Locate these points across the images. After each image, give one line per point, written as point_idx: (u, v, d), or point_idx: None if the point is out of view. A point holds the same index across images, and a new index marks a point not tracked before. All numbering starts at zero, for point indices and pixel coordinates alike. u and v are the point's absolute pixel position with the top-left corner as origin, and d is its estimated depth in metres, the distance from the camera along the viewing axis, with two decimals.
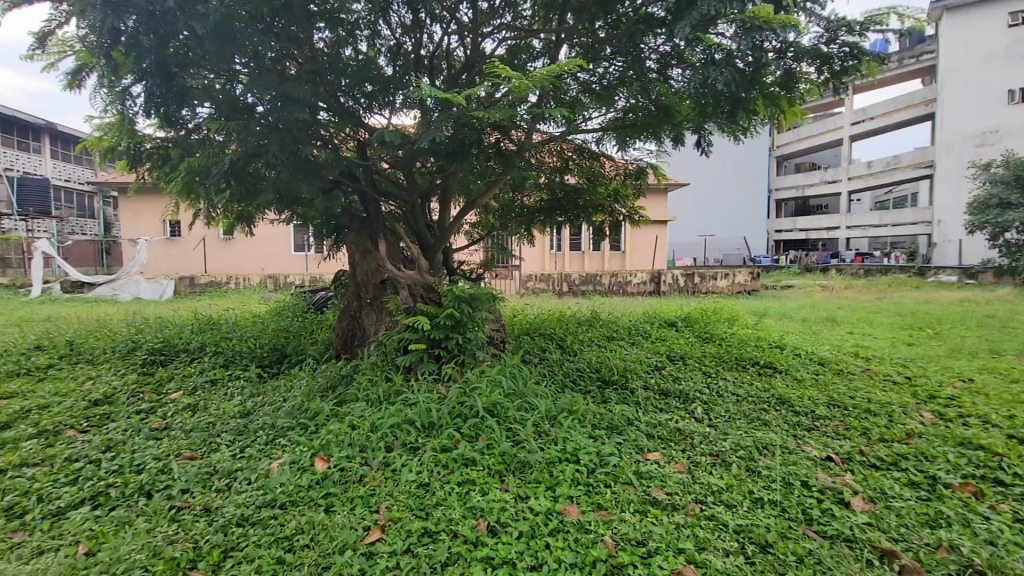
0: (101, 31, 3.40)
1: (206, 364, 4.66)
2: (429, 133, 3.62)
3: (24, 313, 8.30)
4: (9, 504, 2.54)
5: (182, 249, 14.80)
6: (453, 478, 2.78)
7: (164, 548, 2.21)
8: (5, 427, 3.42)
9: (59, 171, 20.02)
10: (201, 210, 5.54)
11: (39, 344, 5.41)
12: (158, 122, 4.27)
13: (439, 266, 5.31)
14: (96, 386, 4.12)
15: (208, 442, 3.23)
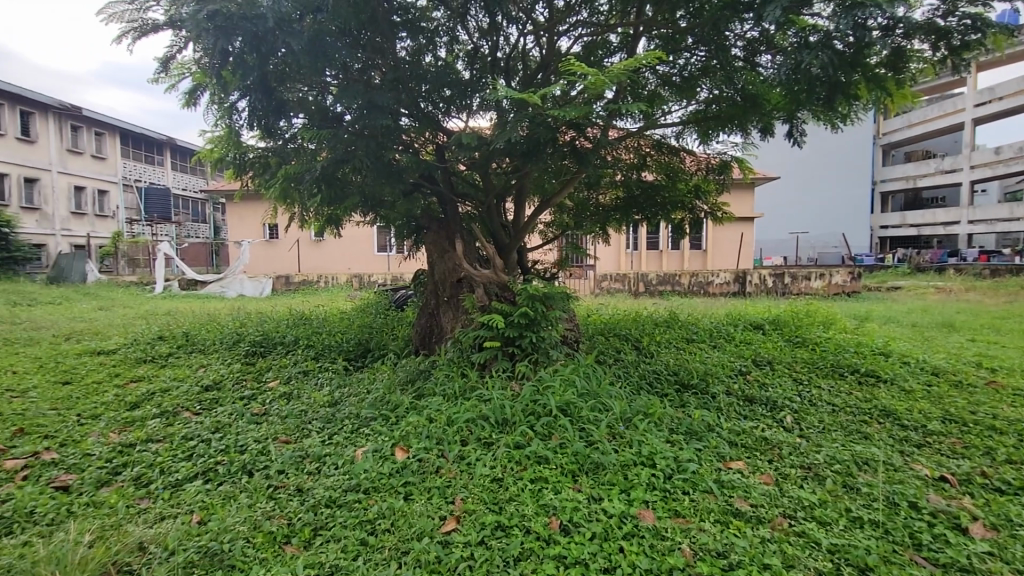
0: (212, 54, 3.78)
1: (299, 357, 5.03)
2: (505, 134, 3.67)
3: (149, 307, 9.40)
4: (138, 474, 2.89)
5: (279, 250, 16.09)
6: (526, 474, 2.80)
7: (263, 523, 2.41)
8: (134, 406, 3.89)
9: (177, 181, 22.46)
10: (295, 213, 6.00)
11: (162, 335, 6.12)
12: (260, 133, 4.67)
13: (513, 266, 5.37)
14: (208, 374, 4.59)
15: (301, 428, 3.48)
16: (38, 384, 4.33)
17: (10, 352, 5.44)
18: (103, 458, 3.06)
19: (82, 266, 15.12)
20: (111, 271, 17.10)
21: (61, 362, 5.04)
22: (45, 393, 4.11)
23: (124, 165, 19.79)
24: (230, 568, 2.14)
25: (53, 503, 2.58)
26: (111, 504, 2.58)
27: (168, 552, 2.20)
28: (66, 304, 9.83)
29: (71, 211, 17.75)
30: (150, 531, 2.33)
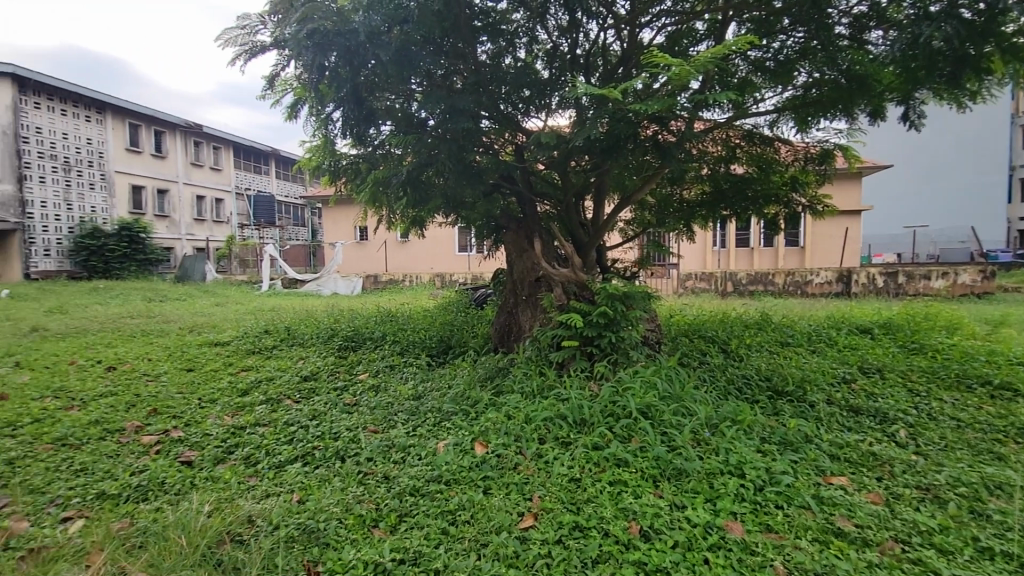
0: (311, 70, 4.08)
1: (387, 351, 5.31)
2: (584, 131, 3.63)
3: (257, 304, 10.37)
4: (247, 454, 3.19)
5: (368, 251, 17.07)
6: (605, 476, 2.75)
7: (353, 506, 2.57)
8: (245, 392, 4.31)
9: (280, 188, 24.54)
10: (384, 216, 6.34)
11: (268, 328, 6.72)
12: (352, 141, 4.98)
13: (593, 264, 5.29)
14: (306, 365, 4.98)
15: (388, 419, 3.66)
16: (168, 370, 4.93)
17: (147, 342, 6.23)
18: (220, 437, 3.41)
19: (202, 266, 16.93)
20: (226, 271, 19.05)
21: (186, 351, 5.70)
22: (174, 378, 4.67)
23: (236, 175, 21.95)
24: (324, 545, 2.30)
25: (180, 475, 2.92)
26: (226, 480, 2.88)
27: (272, 526, 2.41)
28: (190, 300, 11.11)
29: (194, 218, 19.98)
30: (258, 506, 2.57)
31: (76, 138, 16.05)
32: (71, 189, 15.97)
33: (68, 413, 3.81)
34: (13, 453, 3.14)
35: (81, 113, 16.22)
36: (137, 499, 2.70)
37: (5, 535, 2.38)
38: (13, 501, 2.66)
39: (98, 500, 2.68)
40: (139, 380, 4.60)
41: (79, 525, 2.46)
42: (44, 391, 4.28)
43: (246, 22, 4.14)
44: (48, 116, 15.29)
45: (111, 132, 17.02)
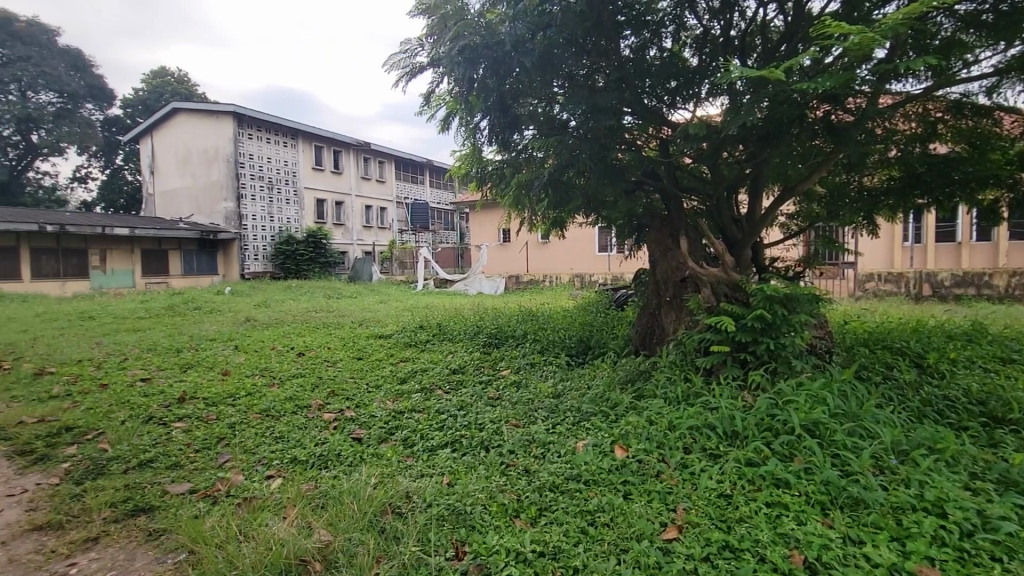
0: (461, 82, 4.36)
1: (528, 350, 5.46)
2: (738, 119, 3.34)
3: (413, 302, 11.45)
4: (405, 436, 3.52)
5: (511, 253, 17.75)
6: (760, 496, 2.50)
7: (497, 495, 2.68)
8: (403, 381, 4.78)
9: (433, 196, 26.69)
10: (526, 218, 6.53)
11: (422, 324, 7.36)
12: (498, 147, 5.22)
13: (747, 263, 4.84)
14: (455, 359, 5.35)
15: (528, 415, 3.76)
16: (343, 358, 5.68)
17: (327, 333, 7.25)
18: (383, 419, 3.83)
19: (369, 267, 19.11)
20: (388, 272, 21.34)
21: (357, 342, 6.50)
22: (348, 364, 5.36)
23: (397, 186, 24.43)
24: (471, 527, 2.43)
25: (352, 449, 3.33)
26: (388, 457, 3.21)
27: (426, 504, 2.62)
28: (359, 297, 12.69)
29: (363, 225, 22.72)
30: (414, 483, 2.82)
31: (277, 161, 19.29)
32: (273, 204, 19.26)
33: (270, 389, 4.59)
34: (234, 418, 3.89)
35: (280, 140, 19.44)
36: (319, 466, 3.14)
37: (228, 485, 2.95)
38: (233, 457, 3.29)
39: (291, 464, 3.18)
40: (321, 365, 5.37)
41: (278, 483, 2.94)
42: (255, 369, 5.23)
43: (407, 46, 4.58)
44: (257, 144, 18.59)
45: (301, 154, 20.11)
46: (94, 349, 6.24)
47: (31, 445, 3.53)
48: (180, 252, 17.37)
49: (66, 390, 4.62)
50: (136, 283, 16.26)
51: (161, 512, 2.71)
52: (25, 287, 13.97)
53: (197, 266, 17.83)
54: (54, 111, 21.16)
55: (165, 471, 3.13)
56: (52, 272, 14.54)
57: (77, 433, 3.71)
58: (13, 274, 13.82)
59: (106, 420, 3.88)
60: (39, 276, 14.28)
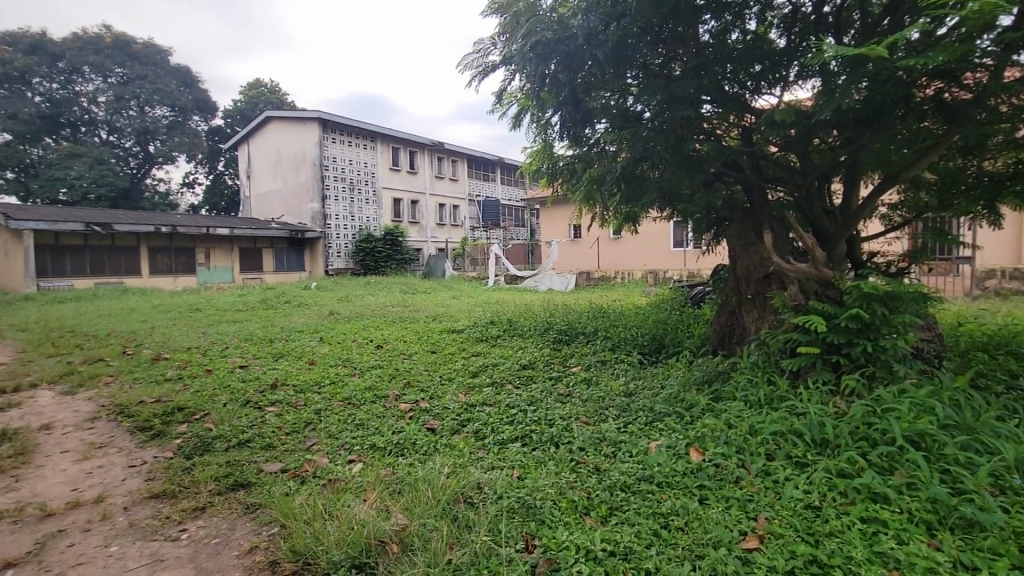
0: (533, 78, 4.37)
1: (599, 347, 5.39)
2: (832, 103, 3.09)
3: (484, 297, 11.66)
4: (476, 428, 3.60)
5: (582, 249, 17.59)
6: (854, 510, 2.30)
7: (567, 491, 2.67)
8: (475, 374, 4.88)
9: (503, 193, 26.98)
10: (597, 213, 6.43)
11: (493, 320, 7.48)
12: (569, 142, 5.17)
13: (841, 258, 4.46)
14: (525, 355, 5.39)
15: (599, 413, 3.71)
16: (418, 351, 5.90)
17: (403, 327, 7.56)
18: (456, 411, 3.94)
19: (442, 264, 19.67)
20: (460, 268, 21.89)
21: (431, 336, 6.73)
22: (422, 357, 5.56)
23: (469, 184, 24.93)
24: (541, 522, 2.44)
25: (426, 438, 3.45)
26: (460, 448, 3.30)
27: (496, 495, 2.66)
28: (433, 293, 13.11)
29: (437, 222, 23.42)
30: (485, 475, 2.87)
31: (357, 162, 20.34)
32: (354, 204, 20.33)
33: (351, 378, 4.87)
34: (319, 405, 4.16)
35: (361, 143, 20.47)
36: (396, 453, 3.29)
37: (314, 466, 3.15)
38: (319, 441, 3.51)
39: (371, 450, 3.35)
40: (398, 357, 5.61)
41: (359, 467, 3.11)
42: (338, 359, 5.57)
43: (480, 46, 4.65)
44: (340, 147, 19.70)
45: (380, 155, 21.06)
46: (200, 338, 6.90)
47: (150, 422, 3.98)
48: (273, 250, 18.79)
49: (177, 374, 5.15)
50: (235, 279, 17.82)
51: (257, 488, 2.96)
52: (144, 281, 15.78)
53: (287, 263, 19.23)
54: (167, 124, 23.61)
55: (260, 451, 3.41)
56: (166, 268, 16.30)
57: (187, 413, 4.14)
58: (135, 269, 15.66)
59: (210, 402, 4.29)
60: (155, 271, 16.07)
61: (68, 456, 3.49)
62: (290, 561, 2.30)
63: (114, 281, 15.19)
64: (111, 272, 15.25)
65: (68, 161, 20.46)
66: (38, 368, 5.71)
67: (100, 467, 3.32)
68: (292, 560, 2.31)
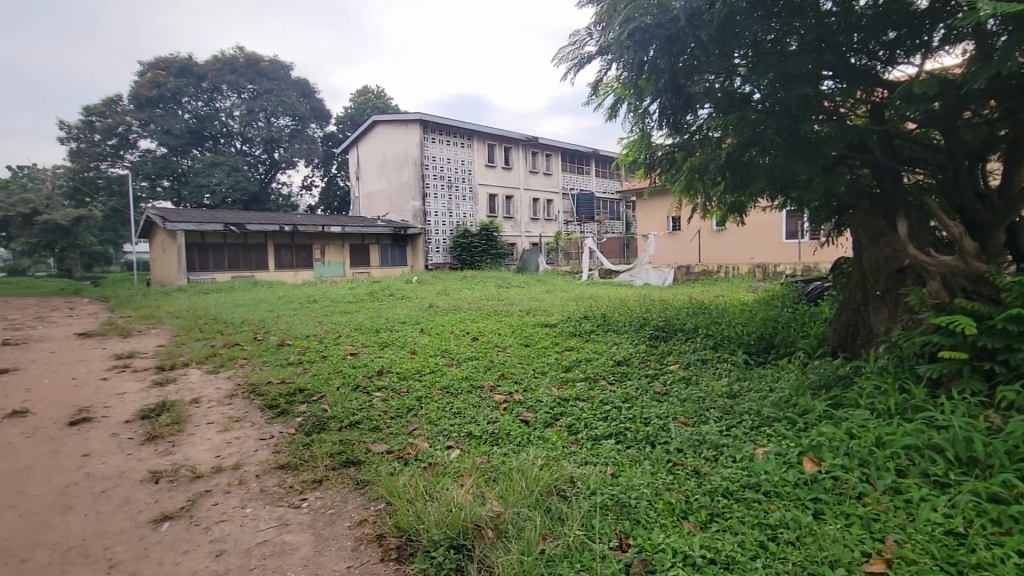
0: (631, 67, 4.25)
1: (699, 345, 5.12)
2: (986, 70, 2.69)
3: (578, 292, 11.57)
4: (569, 423, 3.58)
5: (681, 242, 16.84)
6: (1010, 542, 1.98)
7: (663, 492, 2.57)
8: (568, 369, 4.87)
9: (598, 186, 26.45)
10: (699, 204, 6.10)
11: (586, 314, 7.40)
12: (669, 131, 4.97)
13: (998, 250, 3.84)
14: (620, 351, 5.28)
15: (699, 414, 3.53)
16: (512, 344, 6.00)
17: (498, 320, 7.73)
18: (549, 405, 3.95)
19: (536, 258, 19.84)
20: (553, 263, 21.92)
21: (525, 330, 6.81)
22: (517, 350, 5.65)
23: (563, 178, 24.78)
24: (635, 522, 2.37)
25: (520, 430, 3.50)
26: (554, 441, 3.31)
27: (590, 491, 2.64)
28: (527, 287, 13.26)
29: (530, 217, 23.61)
30: (578, 470, 2.86)
31: (455, 161, 21.11)
32: (452, 200, 21.14)
33: (449, 368, 5.08)
34: (420, 392, 4.39)
35: (458, 141, 21.20)
36: (492, 442, 3.38)
37: (416, 450, 3.34)
38: (420, 426, 3.71)
39: (468, 437, 3.48)
40: (493, 350, 5.75)
41: (456, 453, 3.24)
42: (437, 350, 5.84)
43: (575, 38, 4.60)
44: (438, 146, 20.58)
45: (475, 153, 21.67)
46: (317, 327, 7.58)
47: (276, 401, 4.45)
48: (378, 246, 20.11)
49: (298, 359, 5.70)
50: (345, 273, 19.33)
51: (365, 466, 3.20)
52: (271, 274, 17.65)
53: (391, 258, 20.50)
54: (289, 132, 26.13)
55: (369, 433, 3.67)
56: (289, 263, 18.09)
57: (306, 394, 4.57)
58: (263, 265, 17.57)
59: (326, 385, 4.70)
60: (280, 266, 17.91)
61: (212, 427, 4.00)
62: (395, 537, 2.47)
63: (247, 275, 17.18)
64: (245, 267, 17.25)
65: (210, 170, 23.38)
66: (189, 350, 6.62)
67: (236, 439, 3.78)
68: (397, 535, 2.48)
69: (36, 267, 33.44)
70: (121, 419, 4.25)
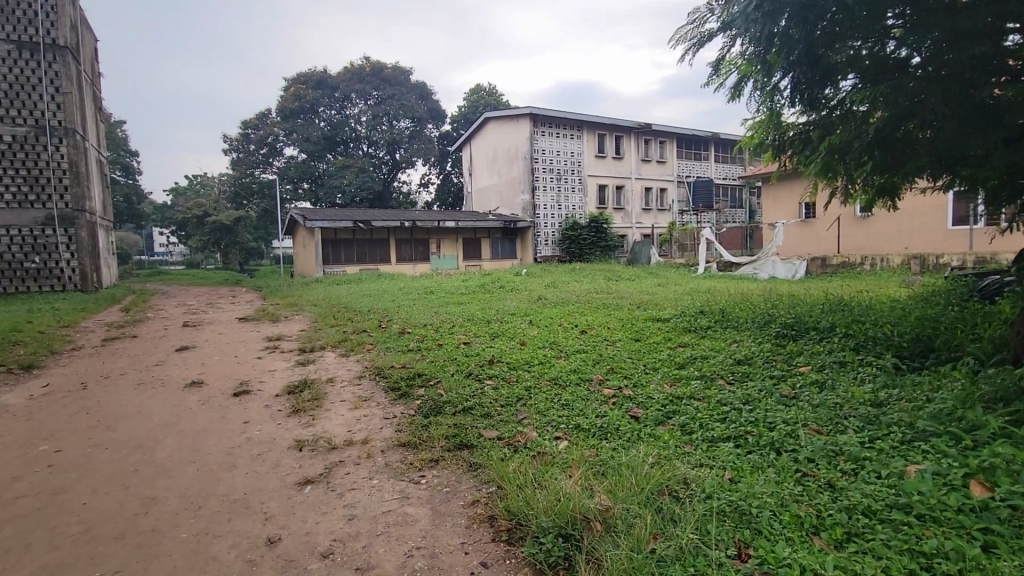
0: (759, 39, 4.04)
1: (836, 345, 4.60)
2: None
3: (693, 285, 10.96)
4: (682, 423, 3.42)
5: (815, 231, 15.24)
6: None
7: (790, 504, 2.36)
8: (682, 366, 4.65)
9: (719, 171, 24.52)
10: (839, 188, 5.45)
11: (703, 309, 6.99)
12: (802, 108, 4.68)
13: None
14: (741, 349, 4.93)
15: (835, 422, 3.18)
16: (622, 338, 5.86)
17: (608, 313, 7.61)
18: (661, 402, 3.81)
19: (648, 251, 19.16)
20: (667, 255, 20.99)
21: (635, 323, 6.64)
22: (627, 345, 5.52)
23: (679, 165, 23.39)
24: (757, 532, 2.20)
25: (630, 426, 3.42)
26: (665, 440, 3.18)
27: (705, 495, 2.50)
28: (637, 280, 12.85)
29: (642, 208, 22.81)
30: (693, 472, 2.72)
31: (564, 153, 21.06)
32: (561, 193, 21.18)
33: (558, 360, 5.12)
34: (529, 382, 4.48)
35: (567, 134, 21.11)
36: (601, 436, 3.34)
37: (525, 438, 3.41)
38: (529, 415, 3.78)
39: (576, 430, 3.47)
40: (603, 343, 5.67)
41: (565, 444, 3.25)
42: (546, 342, 5.89)
43: (696, 15, 4.33)
44: (548, 140, 20.70)
45: (585, 143, 21.43)
46: (434, 317, 8.04)
47: (398, 384, 4.82)
48: (489, 240, 20.82)
49: (417, 346, 6.10)
50: (459, 265, 20.27)
51: (478, 450, 3.35)
52: (393, 267, 19.09)
53: (501, 251, 21.11)
54: (409, 133, 27.90)
55: (480, 418, 3.83)
56: (408, 256, 19.41)
57: (424, 379, 4.89)
58: (386, 258, 19.06)
59: (441, 371, 4.98)
60: (400, 259, 19.30)
61: (345, 404, 4.44)
62: (505, 519, 2.55)
63: (373, 267, 18.76)
64: (370, 260, 18.85)
65: (342, 172, 25.78)
66: (325, 334, 7.41)
67: (365, 416, 4.16)
68: (507, 518, 2.56)
69: (207, 261, 39.47)
70: (272, 392, 4.89)
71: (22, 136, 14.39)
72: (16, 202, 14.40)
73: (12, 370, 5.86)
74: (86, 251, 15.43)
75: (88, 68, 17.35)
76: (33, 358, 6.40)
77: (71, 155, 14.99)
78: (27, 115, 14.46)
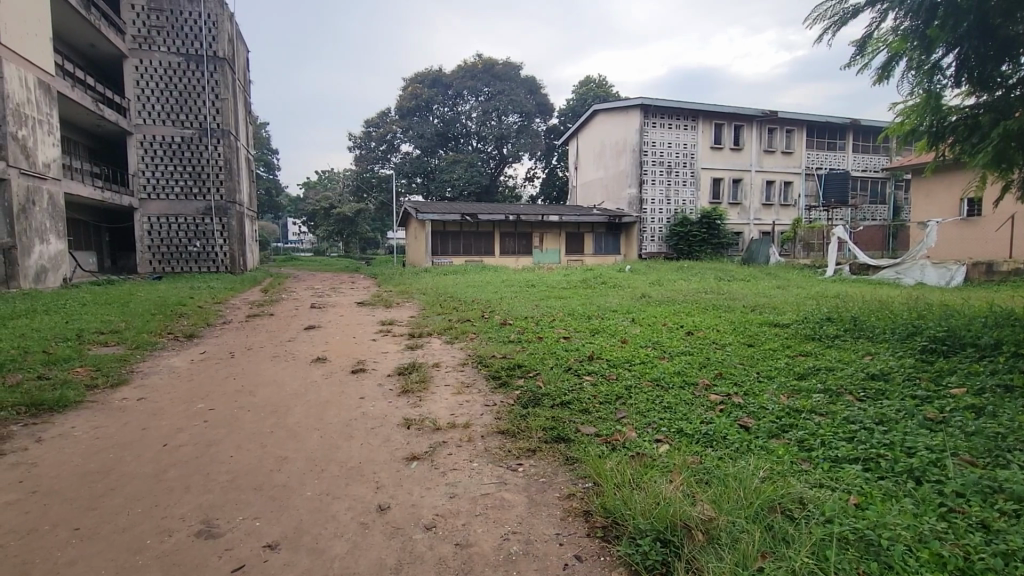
0: (919, 11, 4.06)
1: (1002, 366, 3.94)
2: None
3: (821, 289, 9.91)
4: (801, 438, 3.13)
5: (978, 230, 13.15)
6: None
7: (930, 540, 2.05)
8: (802, 376, 4.27)
9: (858, 162, 21.73)
10: (1015, 181, 4.61)
11: (830, 316, 6.32)
12: (969, 87, 4.27)
13: None
14: (876, 363, 4.39)
15: (996, 455, 2.72)
16: (733, 342, 5.51)
17: (716, 315, 7.20)
18: (775, 414, 3.52)
19: (766, 250, 17.80)
20: (789, 254, 19.19)
21: (749, 328, 6.18)
22: (738, 350, 5.17)
23: (808, 155, 21.15)
24: (887, 567, 1.95)
25: (738, 436, 3.21)
26: (780, 455, 2.93)
27: (825, 518, 2.28)
28: (753, 281, 12.00)
29: (762, 203, 21.07)
30: (811, 491, 2.49)
31: (675, 145, 20.12)
32: (671, 186, 20.33)
33: (660, 361, 4.94)
34: (629, 381, 4.38)
35: (680, 124, 20.14)
36: (705, 443, 3.17)
37: (623, 437, 3.35)
38: (629, 416, 3.68)
39: (677, 434, 3.33)
40: (710, 347, 5.37)
41: (666, 448, 3.13)
42: (649, 342, 5.70)
43: None
44: (660, 131, 19.92)
45: (700, 134, 20.29)
46: (537, 310, 8.13)
47: (499, 372, 4.97)
48: (593, 235, 20.67)
49: (518, 338, 6.21)
50: (560, 260, 20.40)
51: (574, 444, 3.35)
52: (496, 259, 19.72)
53: (604, 246, 20.84)
54: (517, 127, 28.28)
55: (578, 414, 3.81)
56: (512, 250, 19.86)
57: (523, 370, 4.98)
58: (490, 250, 19.70)
59: (540, 364, 5.03)
60: (503, 253, 19.84)
61: (448, 389, 4.68)
62: (601, 516, 2.52)
63: (478, 259, 19.55)
64: (475, 252, 19.60)
65: (452, 167, 26.99)
66: (432, 321, 7.83)
67: (466, 402, 4.33)
68: (603, 516, 2.53)
69: (332, 249, 43.46)
70: (385, 373, 5.29)
71: (190, 137, 16.87)
72: (183, 194, 16.95)
73: (178, 338, 6.92)
74: (235, 238, 17.69)
75: (241, 76, 19.79)
76: (194, 328, 7.52)
77: (226, 153, 17.27)
78: (193, 119, 16.89)
